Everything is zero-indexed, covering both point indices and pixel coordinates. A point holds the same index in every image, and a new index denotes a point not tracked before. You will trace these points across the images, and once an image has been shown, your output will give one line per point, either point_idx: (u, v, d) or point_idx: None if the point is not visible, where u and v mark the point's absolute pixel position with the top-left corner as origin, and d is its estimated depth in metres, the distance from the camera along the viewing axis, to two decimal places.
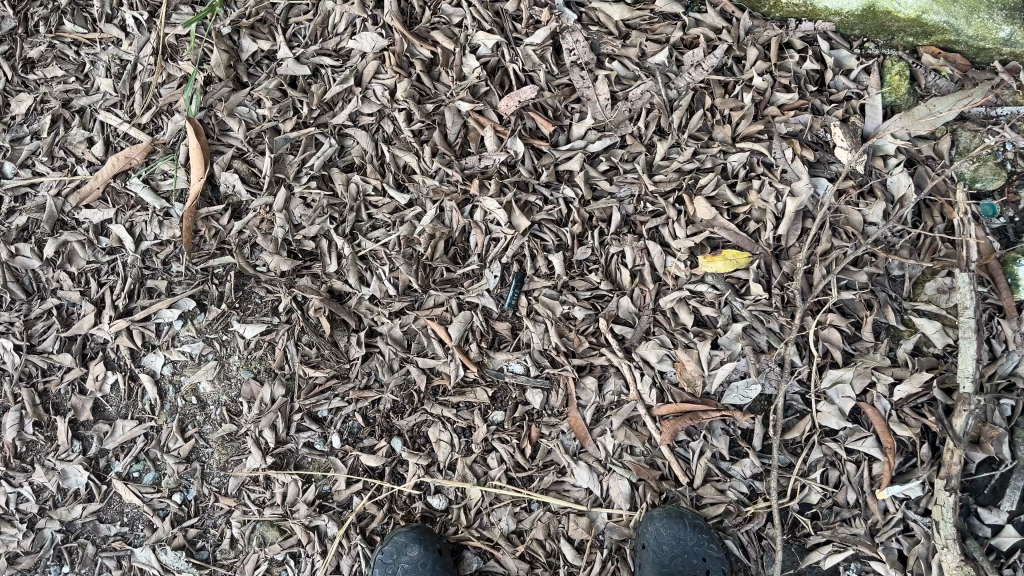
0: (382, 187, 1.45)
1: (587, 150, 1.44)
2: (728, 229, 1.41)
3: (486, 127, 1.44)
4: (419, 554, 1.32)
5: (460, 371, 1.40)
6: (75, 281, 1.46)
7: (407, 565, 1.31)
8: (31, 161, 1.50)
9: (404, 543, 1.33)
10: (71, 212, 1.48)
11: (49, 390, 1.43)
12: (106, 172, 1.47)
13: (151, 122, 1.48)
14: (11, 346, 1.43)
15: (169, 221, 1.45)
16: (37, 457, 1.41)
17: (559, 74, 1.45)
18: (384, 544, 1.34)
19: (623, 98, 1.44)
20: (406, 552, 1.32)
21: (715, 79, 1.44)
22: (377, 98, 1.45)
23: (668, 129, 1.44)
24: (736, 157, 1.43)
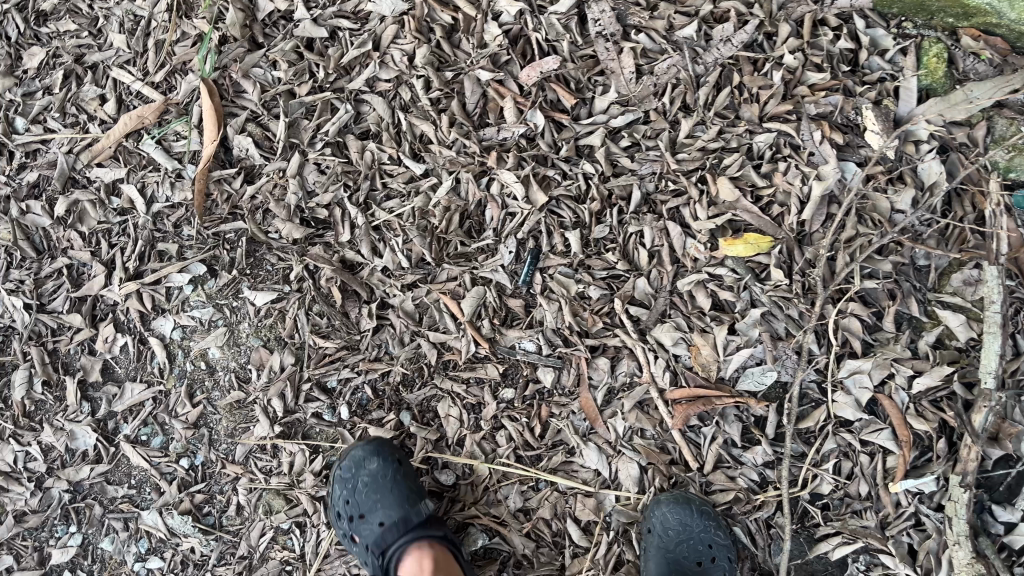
0: (397, 156, 1.42)
1: (609, 125, 1.40)
2: (750, 212, 1.38)
3: (506, 98, 1.41)
4: (376, 466, 1.30)
5: (471, 347, 1.38)
6: (86, 241, 1.44)
7: (367, 479, 1.30)
8: (42, 117, 1.47)
9: (361, 457, 1.31)
10: (82, 171, 1.45)
11: (59, 349, 1.42)
12: (119, 131, 1.44)
13: (164, 81, 1.45)
14: (22, 304, 1.43)
15: (181, 182, 1.43)
16: (46, 417, 1.41)
17: (583, 46, 1.41)
18: (342, 459, 1.33)
19: (649, 72, 1.40)
20: (365, 465, 1.31)
21: (744, 55, 1.39)
22: (395, 63, 1.42)
23: (693, 105, 1.40)
24: (763, 137, 1.38)
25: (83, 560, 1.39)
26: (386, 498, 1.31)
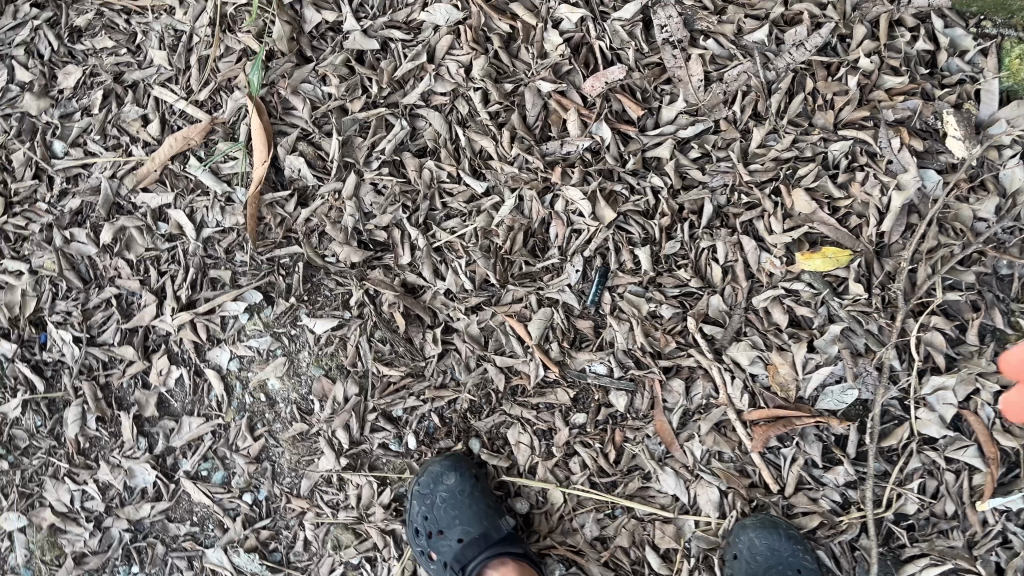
0: (456, 174, 1.36)
1: (677, 136, 1.34)
2: (827, 224, 1.32)
3: (569, 110, 1.34)
4: (455, 481, 1.29)
5: (540, 371, 1.34)
6: (135, 270, 1.38)
7: (446, 494, 1.28)
8: (82, 139, 1.41)
9: (440, 472, 1.29)
10: (127, 196, 1.39)
11: (111, 384, 1.37)
12: (165, 154, 1.38)
13: (209, 100, 1.39)
14: (71, 337, 1.37)
15: (232, 206, 1.37)
16: (101, 454, 1.36)
17: (649, 53, 1.34)
18: (419, 476, 1.31)
19: (718, 80, 1.33)
20: (443, 481, 1.29)
21: (818, 60, 1.33)
22: (451, 76, 1.36)
23: (765, 113, 1.33)
24: (838, 145, 1.33)
25: None
26: (464, 514, 1.29)
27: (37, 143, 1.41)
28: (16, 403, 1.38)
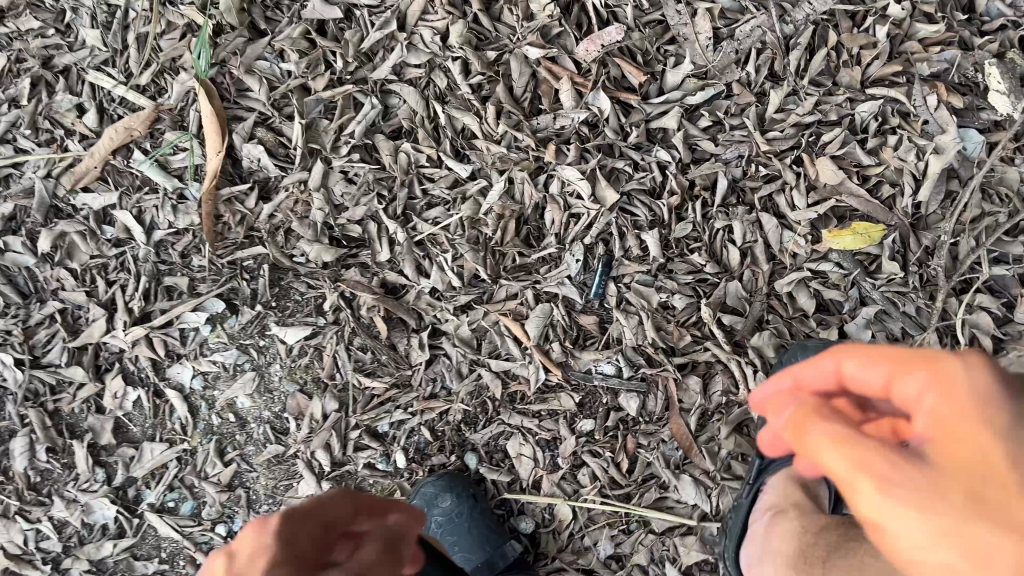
0: (437, 157, 1.21)
1: (685, 103, 1.19)
2: (858, 196, 1.17)
3: (562, 79, 1.19)
4: (451, 504, 1.16)
5: (541, 375, 1.19)
6: (79, 280, 1.22)
7: (442, 518, 1.16)
8: (10, 135, 1.23)
9: (434, 493, 1.16)
10: (66, 197, 1.23)
11: (61, 410, 1.22)
12: (105, 148, 1.22)
13: (151, 84, 1.22)
14: (11, 361, 1.21)
15: (185, 204, 1.22)
16: (54, 488, 1.21)
17: (649, 9, 1.18)
18: (412, 498, 1.18)
19: (728, 37, 1.18)
20: (438, 503, 1.16)
21: (841, 8, 1.17)
22: (426, 45, 1.19)
23: (782, 72, 1.18)
24: (867, 105, 1.17)
25: None
26: (465, 539, 1.18)
27: None
28: None
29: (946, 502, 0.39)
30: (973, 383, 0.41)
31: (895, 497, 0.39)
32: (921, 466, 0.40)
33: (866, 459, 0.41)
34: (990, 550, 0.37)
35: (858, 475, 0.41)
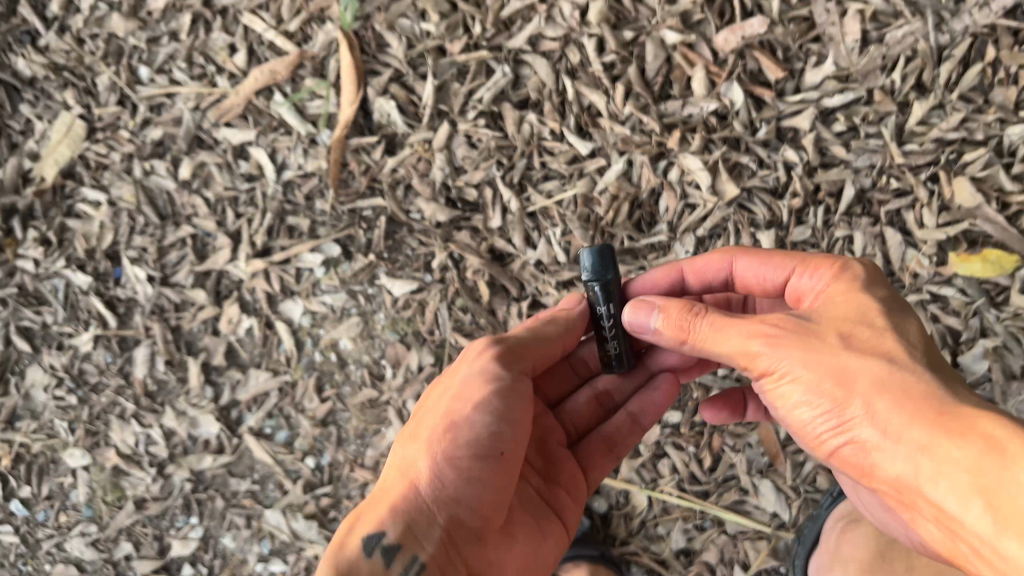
0: (560, 132, 1.22)
1: (821, 105, 1.16)
2: (994, 222, 1.12)
3: (696, 67, 1.18)
4: None
5: None
6: (212, 209, 1.31)
7: None
8: (168, 66, 1.33)
9: None
10: (208, 130, 1.31)
11: (182, 326, 1.31)
12: (251, 87, 1.29)
13: (299, 31, 1.28)
14: (144, 276, 1.31)
15: (316, 149, 1.27)
16: (168, 399, 1.30)
17: (798, 4, 1.15)
18: None
19: (878, 41, 1.14)
20: None
21: (1005, 23, 1.10)
22: (564, 19, 1.21)
23: (930, 84, 1.13)
24: (1016, 129, 1.11)
25: (205, 554, 1.29)
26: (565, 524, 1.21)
27: (122, 67, 1.34)
28: (88, 337, 1.32)
29: (841, 356, 0.72)
30: (873, 308, 0.76)
31: (852, 405, 0.70)
32: (825, 339, 0.74)
33: (845, 381, 0.71)
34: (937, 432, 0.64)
35: (864, 400, 0.69)
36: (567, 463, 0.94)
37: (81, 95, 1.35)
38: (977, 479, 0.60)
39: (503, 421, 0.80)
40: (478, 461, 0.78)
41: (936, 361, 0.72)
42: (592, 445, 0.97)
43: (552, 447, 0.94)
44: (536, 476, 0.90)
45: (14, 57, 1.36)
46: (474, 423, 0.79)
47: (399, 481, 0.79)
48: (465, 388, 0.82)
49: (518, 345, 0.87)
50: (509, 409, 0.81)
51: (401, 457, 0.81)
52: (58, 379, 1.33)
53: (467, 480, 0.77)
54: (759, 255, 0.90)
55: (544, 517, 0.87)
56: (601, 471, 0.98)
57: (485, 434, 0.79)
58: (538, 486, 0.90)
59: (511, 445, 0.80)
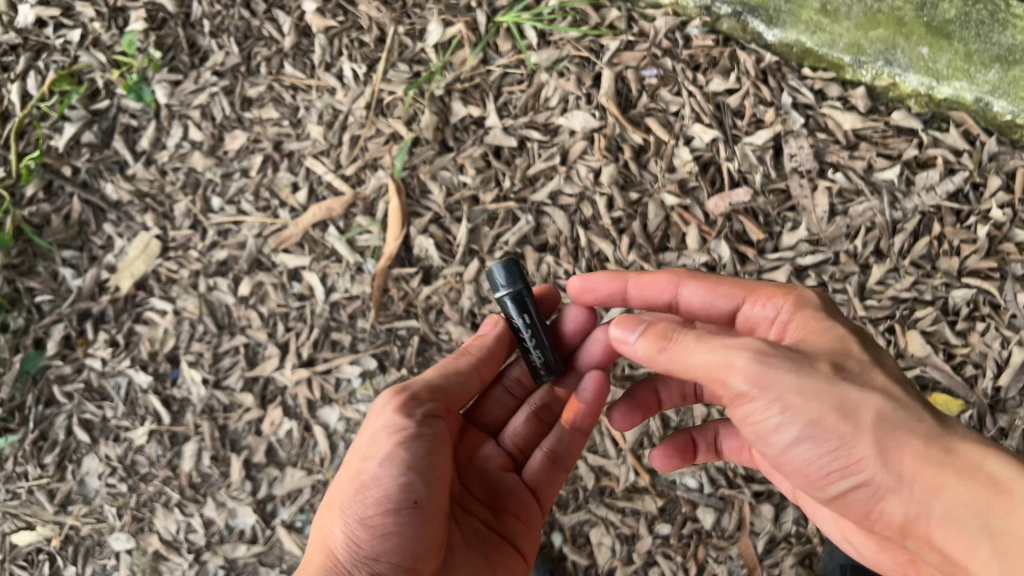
0: (573, 272, 1.42)
1: (796, 262, 1.37)
2: (941, 370, 1.32)
3: (690, 224, 1.39)
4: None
5: (631, 476, 1.37)
6: (264, 322, 1.49)
7: None
8: (237, 198, 1.54)
9: None
10: (268, 254, 1.51)
11: (228, 425, 1.47)
12: (308, 220, 1.49)
13: (355, 175, 1.50)
14: (200, 378, 1.49)
15: (361, 275, 1.47)
16: (209, 491, 1.45)
17: (777, 179, 1.38)
18: None
19: (843, 213, 1.36)
20: None
21: (947, 205, 1.33)
22: (580, 179, 1.44)
23: (886, 251, 1.35)
24: (960, 293, 1.32)
25: None
26: None
27: (197, 196, 1.55)
28: (143, 431, 1.48)
29: (846, 391, 0.78)
30: (854, 347, 0.85)
31: (859, 441, 0.76)
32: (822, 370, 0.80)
33: (851, 415, 0.77)
34: (948, 475, 0.73)
35: (868, 435, 0.76)
36: (514, 493, 1.08)
37: (159, 218, 1.55)
38: (992, 522, 0.70)
39: (411, 473, 0.89)
40: (389, 516, 0.87)
41: (920, 397, 0.82)
42: (534, 464, 1.13)
43: (496, 478, 1.09)
44: (484, 509, 1.04)
45: (103, 183, 1.58)
46: (381, 482, 0.88)
47: (320, 532, 0.90)
48: (376, 438, 0.92)
49: (424, 393, 0.97)
50: (416, 460, 0.90)
51: (325, 504, 0.92)
52: (113, 468, 1.49)
53: (384, 538, 0.86)
54: (711, 279, 1.02)
55: (491, 549, 1.01)
56: (547, 484, 1.13)
57: (393, 488, 0.87)
58: (486, 519, 1.03)
59: (422, 492, 0.88)
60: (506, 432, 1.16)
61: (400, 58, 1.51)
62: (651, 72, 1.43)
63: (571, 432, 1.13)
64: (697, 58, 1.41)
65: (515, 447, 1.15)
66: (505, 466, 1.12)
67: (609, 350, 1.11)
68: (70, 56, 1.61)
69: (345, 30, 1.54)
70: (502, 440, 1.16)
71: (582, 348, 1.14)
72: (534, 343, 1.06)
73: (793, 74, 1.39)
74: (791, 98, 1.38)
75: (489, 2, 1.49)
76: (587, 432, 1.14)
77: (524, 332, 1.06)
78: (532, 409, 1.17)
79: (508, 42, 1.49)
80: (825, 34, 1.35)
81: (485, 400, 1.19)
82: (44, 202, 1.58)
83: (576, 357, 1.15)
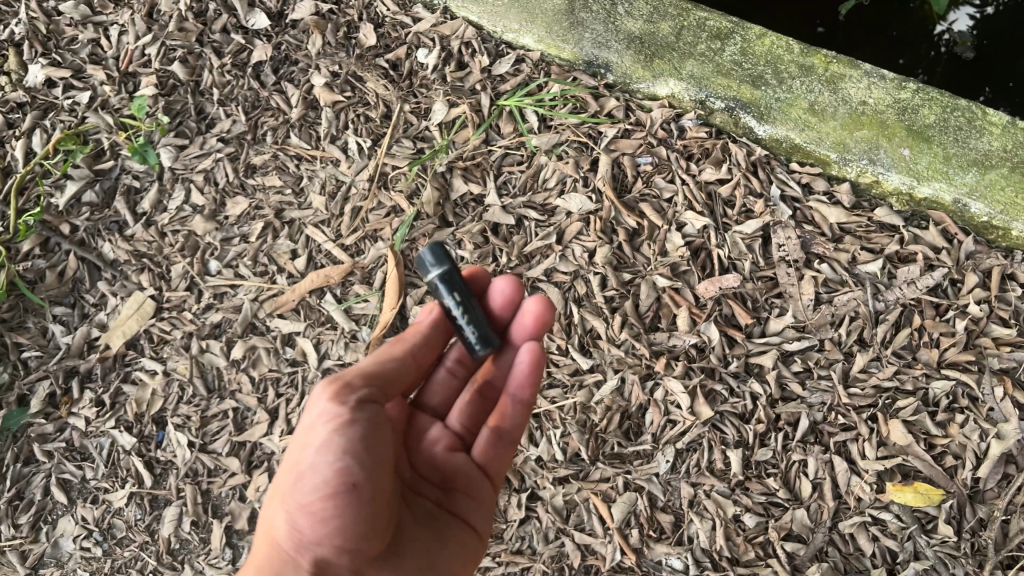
0: (565, 348, 1.45)
1: (782, 348, 1.40)
2: (922, 459, 1.34)
3: (681, 307, 1.42)
4: None
5: (617, 555, 1.36)
6: (255, 386, 1.49)
7: None
8: (235, 262, 1.56)
9: None
10: (263, 319, 1.52)
11: (211, 490, 1.45)
12: (305, 287, 1.51)
13: (354, 245, 1.53)
14: (185, 441, 1.47)
15: (355, 343, 1.48)
16: (188, 557, 1.43)
17: (765, 267, 1.43)
18: None
19: (828, 301, 1.41)
20: None
21: (927, 298, 1.39)
22: (575, 258, 1.47)
23: (869, 340, 1.39)
24: (940, 383, 1.36)
25: None
26: None
27: (196, 259, 1.56)
28: (123, 493, 1.46)
29: None
30: None
31: None
32: None
33: None
34: None
35: None
36: (463, 471, 1.17)
37: (155, 278, 1.56)
38: None
39: (348, 458, 0.90)
40: (330, 501, 0.88)
41: None
42: (482, 442, 1.20)
43: (443, 458, 1.16)
44: (435, 489, 1.14)
45: (101, 242, 1.59)
46: (317, 468, 0.90)
47: (271, 516, 0.97)
48: (314, 426, 0.94)
49: (358, 382, 0.99)
50: (352, 444, 0.91)
51: (276, 488, 0.98)
52: (89, 531, 1.46)
53: (326, 525, 0.90)
54: None
55: (441, 525, 1.11)
56: (497, 460, 1.21)
57: (330, 474, 0.89)
58: (437, 499, 1.14)
59: (359, 475, 0.90)
60: (452, 413, 1.23)
61: (405, 134, 1.56)
62: (647, 158, 1.49)
63: (516, 407, 1.22)
64: (690, 149, 1.48)
65: (462, 428, 1.22)
66: (453, 444, 1.19)
67: (540, 321, 1.22)
68: (78, 117, 1.64)
69: (352, 105, 1.60)
70: (449, 421, 1.22)
71: (514, 324, 1.23)
72: (469, 320, 1.15)
73: (782, 167, 1.46)
74: (780, 190, 1.44)
75: (493, 87, 1.57)
76: (530, 405, 1.23)
77: (459, 311, 1.15)
78: (474, 389, 1.25)
79: (510, 124, 1.55)
80: (813, 132, 1.42)
81: (429, 384, 1.25)
82: (39, 257, 1.59)
83: (510, 333, 1.23)
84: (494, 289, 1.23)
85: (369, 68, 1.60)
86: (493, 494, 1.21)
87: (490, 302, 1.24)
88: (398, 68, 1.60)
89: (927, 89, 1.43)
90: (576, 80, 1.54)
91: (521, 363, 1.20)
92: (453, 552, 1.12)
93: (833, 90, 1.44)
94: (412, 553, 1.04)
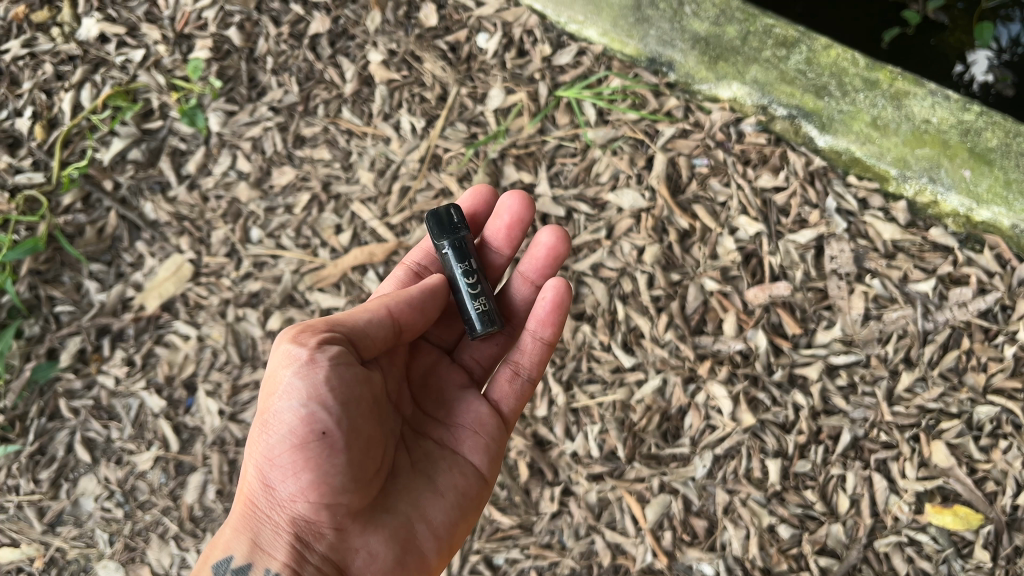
0: (608, 344, 1.43)
1: (828, 360, 1.38)
2: (964, 483, 1.32)
3: (729, 311, 1.41)
4: None
5: (647, 556, 1.34)
6: None
7: None
8: (277, 232, 1.53)
9: None
10: (302, 292, 1.49)
11: (238, 460, 1.42)
12: (347, 263, 1.49)
13: (400, 224, 1.50)
14: (216, 408, 1.45)
15: None
16: (209, 526, 1.39)
17: (816, 278, 1.41)
18: None
19: (877, 318, 1.39)
20: None
21: (977, 322, 1.37)
22: (623, 254, 1.46)
23: (916, 359, 1.37)
24: (985, 409, 1.34)
25: None
26: None
27: (237, 227, 1.54)
28: (149, 456, 1.44)
29: None
30: None
31: None
32: None
33: None
34: None
35: None
36: (471, 413, 1.09)
37: (195, 243, 1.54)
38: None
39: (312, 403, 0.82)
40: (300, 452, 0.82)
41: None
42: (496, 380, 1.14)
43: (452, 398, 1.10)
44: (438, 431, 1.06)
45: (142, 202, 1.57)
46: (282, 418, 0.83)
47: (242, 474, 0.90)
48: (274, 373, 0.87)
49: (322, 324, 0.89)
50: (316, 388, 0.83)
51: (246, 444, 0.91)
52: (111, 491, 1.44)
53: (299, 477, 0.83)
54: None
55: (439, 471, 1.01)
56: (512, 399, 1.14)
57: (297, 422, 0.82)
58: (440, 441, 1.05)
59: (329, 421, 0.83)
60: (464, 346, 1.20)
61: (459, 117, 1.55)
62: (702, 161, 1.49)
63: (535, 343, 1.15)
64: (748, 154, 1.48)
65: (471, 359, 1.20)
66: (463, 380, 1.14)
67: (555, 254, 1.20)
68: (129, 74, 1.62)
69: (407, 84, 1.58)
70: (459, 355, 1.20)
71: (527, 254, 1.21)
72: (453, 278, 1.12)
73: (839, 180, 1.46)
74: (836, 201, 1.44)
75: (552, 77, 1.57)
76: (551, 344, 1.16)
77: (464, 279, 1.09)
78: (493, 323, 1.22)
79: (567, 116, 1.54)
80: (875, 145, 1.44)
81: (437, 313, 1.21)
82: (80, 212, 1.57)
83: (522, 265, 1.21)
84: (501, 207, 1.21)
85: (427, 49, 1.59)
86: (507, 441, 1.11)
87: (497, 223, 1.22)
88: (456, 50, 1.59)
89: (991, 113, 1.42)
90: (638, 77, 1.55)
91: (541, 297, 1.13)
92: (453, 501, 1.00)
93: (898, 106, 1.45)
94: (403, 503, 0.94)
